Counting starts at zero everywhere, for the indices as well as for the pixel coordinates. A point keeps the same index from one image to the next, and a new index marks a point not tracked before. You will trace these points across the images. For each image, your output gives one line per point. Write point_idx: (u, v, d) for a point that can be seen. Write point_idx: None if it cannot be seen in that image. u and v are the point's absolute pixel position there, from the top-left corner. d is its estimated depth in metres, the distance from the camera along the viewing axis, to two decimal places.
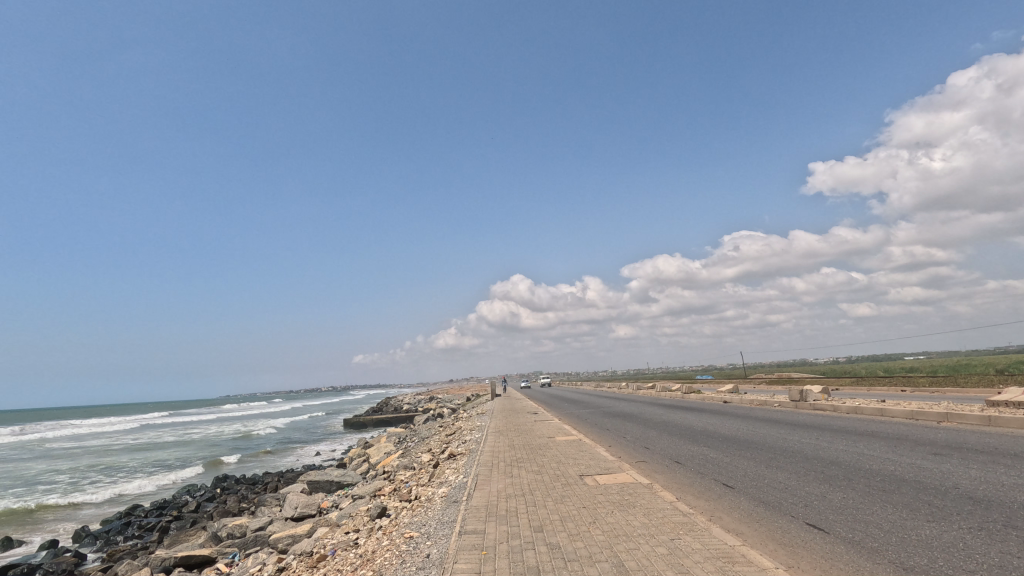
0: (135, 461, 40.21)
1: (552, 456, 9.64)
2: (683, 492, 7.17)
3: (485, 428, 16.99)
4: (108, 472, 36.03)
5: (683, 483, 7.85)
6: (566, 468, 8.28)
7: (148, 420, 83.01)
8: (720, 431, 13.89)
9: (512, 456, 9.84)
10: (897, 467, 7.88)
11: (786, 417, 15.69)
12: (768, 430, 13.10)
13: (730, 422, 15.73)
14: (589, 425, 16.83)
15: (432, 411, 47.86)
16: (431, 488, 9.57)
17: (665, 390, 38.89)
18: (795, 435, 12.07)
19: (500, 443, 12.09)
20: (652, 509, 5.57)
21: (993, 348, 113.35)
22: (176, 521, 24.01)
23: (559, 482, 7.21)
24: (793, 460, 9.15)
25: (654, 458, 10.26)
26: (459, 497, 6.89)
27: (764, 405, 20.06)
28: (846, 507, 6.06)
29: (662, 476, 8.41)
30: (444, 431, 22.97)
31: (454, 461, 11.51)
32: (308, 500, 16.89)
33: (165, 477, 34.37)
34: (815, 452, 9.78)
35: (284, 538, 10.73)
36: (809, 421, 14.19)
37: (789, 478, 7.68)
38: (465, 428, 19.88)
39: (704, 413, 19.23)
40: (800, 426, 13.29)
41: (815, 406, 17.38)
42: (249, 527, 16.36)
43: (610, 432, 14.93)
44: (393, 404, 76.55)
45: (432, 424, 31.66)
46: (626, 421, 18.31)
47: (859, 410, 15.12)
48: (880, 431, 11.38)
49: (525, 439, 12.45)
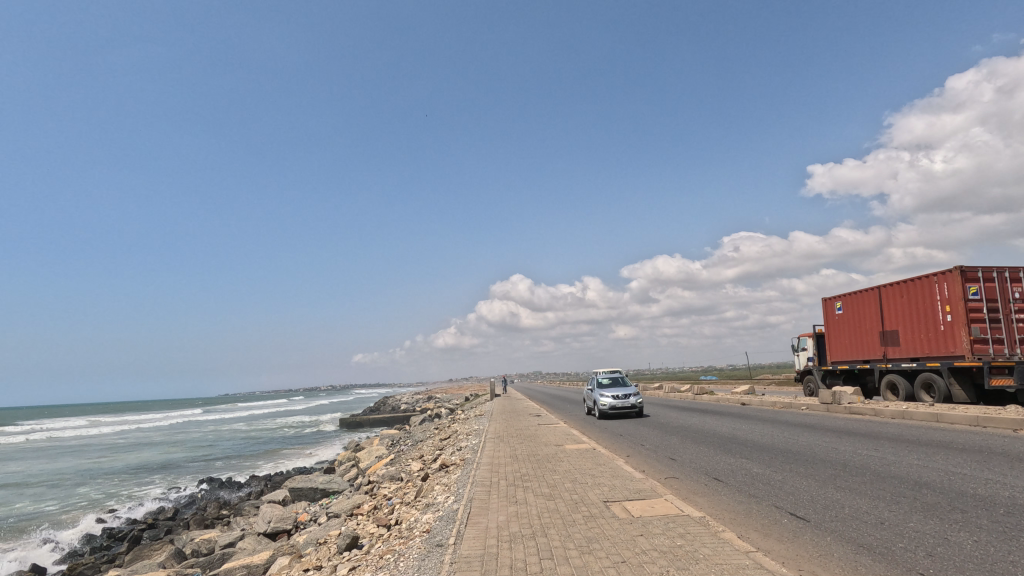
0: (119, 462, 38.39)
1: (565, 473, 7.80)
2: (743, 527, 5.42)
3: (483, 433, 15.25)
4: (87, 474, 34.18)
5: (738, 513, 6.03)
6: (585, 491, 6.43)
7: (142, 419, 81.19)
8: (754, 439, 12.08)
9: (516, 471, 8.06)
10: (1018, 493, 6.08)
11: (824, 422, 13.82)
12: (810, 439, 11.30)
13: (762, 428, 13.85)
14: (599, 430, 15.07)
15: (429, 411, 46.22)
16: (414, 512, 7.83)
17: (672, 390, 37.26)
18: (848, 446, 10.23)
19: (501, 453, 10.25)
20: (729, 571, 3.77)
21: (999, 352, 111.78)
22: (148, 530, 22.23)
23: (580, 516, 5.41)
24: (865, 481, 7.36)
25: (689, 475, 8.41)
26: (445, 538, 5.10)
27: (790, 409, 18.21)
28: (994, 560, 4.28)
29: (707, 503, 6.61)
30: (439, 435, 21.22)
31: (447, 475, 9.75)
32: (284, 512, 15.19)
33: (146, 480, 32.55)
34: (887, 469, 7.98)
35: (237, 569, 8.92)
36: (856, 428, 12.34)
37: (878, 509, 5.90)
38: (461, 432, 18.14)
39: (725, 417, 17.36)
40: (848, 435, 11.48)
41: (852, 410, 15.60)
42: (217, 544, 14.60)
43: (625, 439, 13.13)
44: (390, 403, 75.16)
45: (428, 427, 29.85)
46: (642, 426, 16.51)
47: (907, 415, 13.33)
48: (955, 443, 9.52)
49: (529, 449, 10.60)
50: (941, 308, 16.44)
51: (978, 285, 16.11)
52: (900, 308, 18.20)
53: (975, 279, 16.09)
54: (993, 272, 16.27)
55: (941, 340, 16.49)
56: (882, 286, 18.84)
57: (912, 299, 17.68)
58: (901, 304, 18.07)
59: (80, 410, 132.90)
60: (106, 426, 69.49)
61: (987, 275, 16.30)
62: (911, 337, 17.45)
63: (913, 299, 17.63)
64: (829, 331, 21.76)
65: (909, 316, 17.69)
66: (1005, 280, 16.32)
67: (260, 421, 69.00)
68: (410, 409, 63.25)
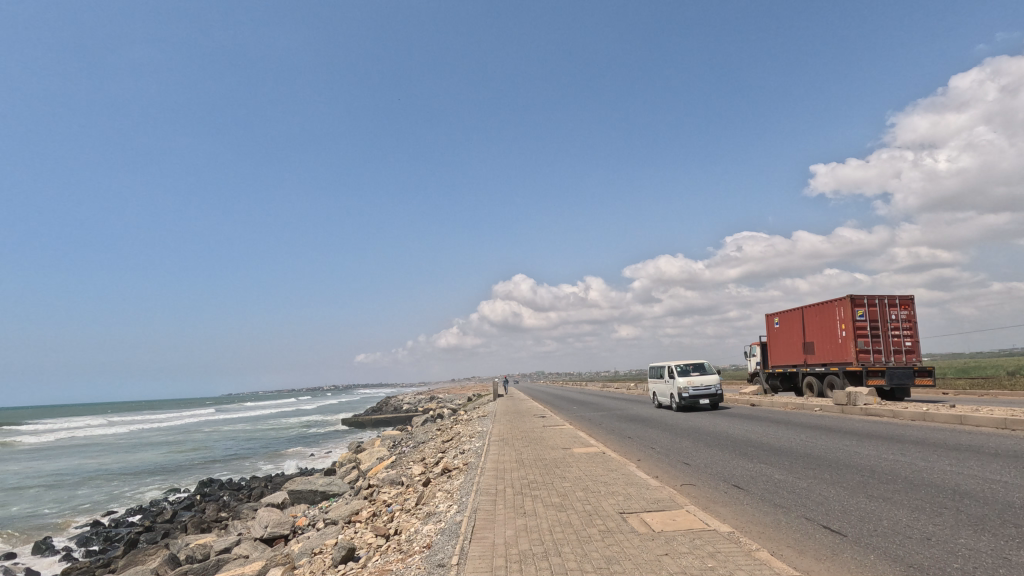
0: (118, 462, 37.98)
1: (575, 479, 7.32)
2: (776, 542, 4.95)
3: (486, 435, 14.79)
4: (85, 475, 33.79)
5: (766, 526, 5.56)
6: (599, 502, 6.02)
7: (144, 419, 80.86)
8: (770, 442, 11.55)
9: (522, 477, 7.60)
10: None
11: (841, 424, 13.28)
12: (831, 443, 10.78)
13: (777, 430, 13.29)
14: (607, 432, 14.59)
15: (431, 411, 45.92)
16: (414, 522, 7.36)
17: None
18: (872, 450, 9.71)
19: (506, 457, 9.76)
20: None
21: (1003, 351, 111.02)
22: (145, 533, 21.80)
23: (595, 530, 4.96)
24: (899, 489, 6.84)
25: (706, 482, 7.93)
26: (448, 556, 4.63)
27: (802, 411, 17.72)
28: None
29: (730, 514, 6.13)
30: (441, 436, 20.74)
31: (450, 480, 9.27)
32: (281, 516, 14.74)
33: (145, 482, 32.16)
34: (919, 475, 7.47)
35: None
36: (877, 431, 11.79)
37: (920, 522, 5.41)
38: (465, 434, 17.69)
39: (736, 419, 16.81)
40: (870, 438, 10.95)
41: (868, 411, 15.06)
42: (212, 550, 14.16)
43: (634, 442, 12.64)
44: (392, 403, 74.94)
45: (430, 428, 29.44)
46: (651, 428, 16.02)
47: (928, 417, 12.79)
48: (987, 447, 9.00)
49: (535, 453, 10.12)
50: (838, 326, 20.67)
51: (865, 308, 20.39)
52: (813, 324, 22.49)
53: (862, 304, 20.36)
54: (882, 297, 20.32)
55: (838, 350, 20.71)
56: (802, 307, 23.24)
57: (820, 318, 22.00)
58: (813, 321, 22.39)
59: (83, 411, 132.80)
60: (108, 427, 69.26)
61: (872, 301, 20.54)
62: (820, 348, 21.85)
63: (823, 318, 21.91)
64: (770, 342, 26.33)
65: (818, 331, 21.99)
66: (890, 304, 20.44)
67: (262, 421, 68.76)
68: (412, 409, 62.97)
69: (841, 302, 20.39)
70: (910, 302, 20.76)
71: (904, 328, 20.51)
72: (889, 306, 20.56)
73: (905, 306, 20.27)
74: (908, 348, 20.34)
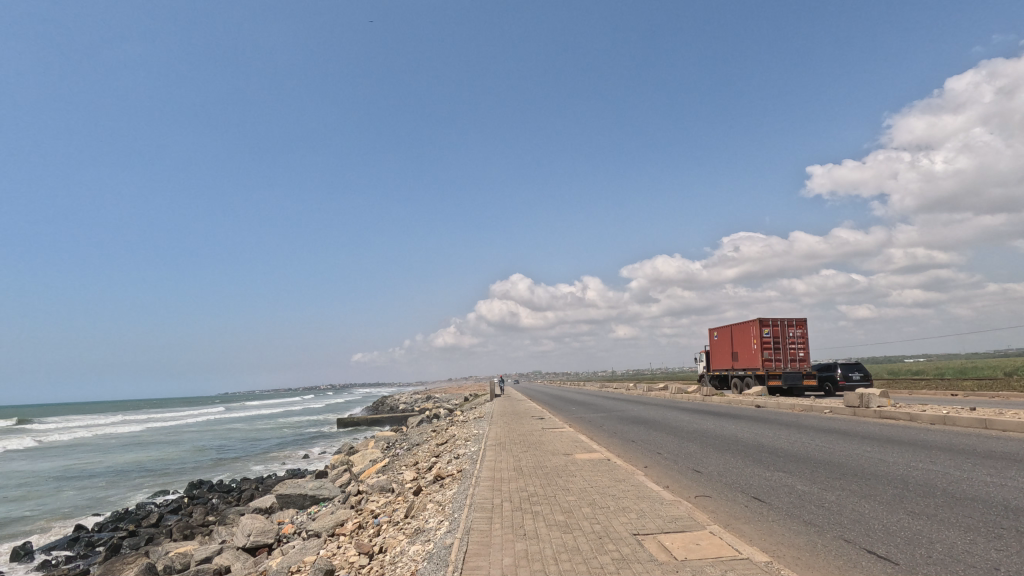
0: (107, 463, 37.05)
1: (580, 491, 6.60)
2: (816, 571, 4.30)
3: (482, 438, 14.09)
4: (72, 476, 32.91)
5: (800, 549, 4.91)
6: (609, 521, 5.34)
7: (137, 418, 79.83)
8: (782, 447, 10.92)
9: (522, 488, 6.91)
10: None
11: (856, 429, 12.62)
12: (847, 449, 10.17)
13: (790, 434, 12.64)
14: (609, 436, 13.95)
15: (428, 411, 45.20)
16: (400, 539, 6.62)
17: (675, 390, 36.36)
18: (896, 457, 9.07)
19: (503, 464, 9.05)
20: None
21: (1000, 353, 110.94)
22: (129, 538, 21.04)
23: (609, 558, 4.24)
24: (940, 503, 6.17)
25: (724, 494, 7.24)
26: None
27: (811, 413, 17.09)
28: None
29: (755, 533, 5.47)
30: (436, 438, 20.04)
31: (443, 489, 8.56)
32: (265, 522, 13.99)
33: (134, 483, 31.33)
34: (959, 487, 6.80)
35: None
36: (895, 436, 11.15)
37: (976, 546, 4.75)
38: (461, 436, 16.99)
39: (744, 422, 16.14)
40: (888, 443, 10.35)
41: (882, 414, 14.43)
42: (193, 558, 13.42)
43: (637, 446, 12.00)
44: (389, 403, 74.01)
45: (426, 429, 28.76)
46: (654, 431, 15.38)
47: (946, 420, 12.19)
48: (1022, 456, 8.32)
49: (535, 459, 9.42)
50: (751, 341, 28.61)
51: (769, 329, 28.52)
52: (738, 338, 30.59)
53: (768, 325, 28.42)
54: (782, 320, 28.48)
55: (751, 358, 28.83)
56: (731, 325, 31.48)
57: (743, 334, 29.98)
58: (739, 336, 30.45)
59: (78, 410, 131.77)
60: (100, 426, 68.17)
61: (775, 323, 28.66)
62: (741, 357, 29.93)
63: (744, 334, 30.06)
64: (714, 350, 34.65)
65: (741, 343, 29.93)
66: (789, 325, 28.71)
67: (258, 421, 67.98)
68: (410, 409, 62.44)
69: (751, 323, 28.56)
70: (805, 323, 28.95)
71: (799, 342, 28.55)
72: (788, 326, 28.72)
73: (799, 326, 28.51)
74: (802, 357, 28.43)
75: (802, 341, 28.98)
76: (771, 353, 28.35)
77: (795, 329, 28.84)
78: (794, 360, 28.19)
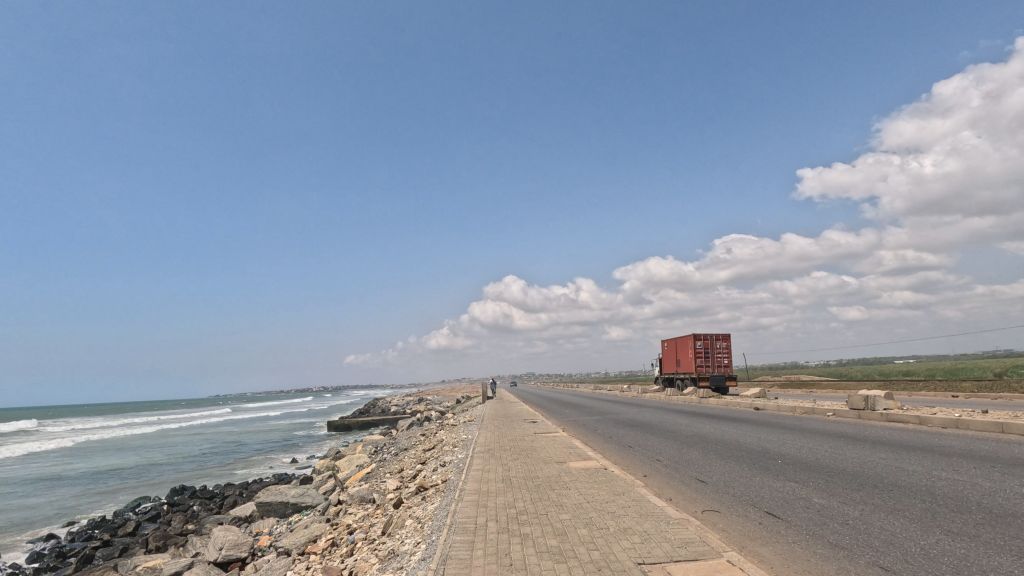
0: (87, 469, 35.93)
1: (576, 509, 5.84)
2: None
3: (470, 443, 13.36)
4: (48, 483, 31.73)
5: None
6: (609, 547, 4.59)
7: (124, 421, 78.41)
8: (789, 453, 10.26)
9: (511, 505, 6.15)
10: None
11: (863, 433, 11.97)
12: (859, 455, 9.52)
13: (795, 439, 11.98)
14: (603, 441, 13.27)
15: (419, 414, 44.63)
16: (369, 564, 5.86)
17: (669, 391, 35.87)
18: (915, 464, 8.40)
19: (491, 475, 8.28)
20: None
21: (987, 355, 112.16)
22: (103, 549, 20.04)
23: None
24: (979, 520, 5.50)
25: (734, 509, 6.54)
26: None
27: (814, 416, 16.46)
28: None
29: (778, 557, 4.79)
30: (425, 443, 19.22)
31: (424, 503, 7.81)
32: (240, 534, 13.10)
33: (114, 490, 30.25)
34: (998, 501, 6.11)
35: None
36: (910, 441, 10.50)
37: None
38: (449, 441, 16.21)
39: (745, 425, 15.45)
40: (904, 449, 9.67)
41: (889, 417, 13.81)
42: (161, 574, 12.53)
43: (635, 451, 11.32)
44: (381, 405, 73.06)
45: (415, 432, 28.03)
46: (650, 435, 14.70)
47: (962, 425, 11.54)
48: None
49: (525, 469, 8.68)
50: (687, 351, 34.72)
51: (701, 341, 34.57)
52: (679, 348, 36.72)
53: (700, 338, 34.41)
54: (711, 334, 34.47)
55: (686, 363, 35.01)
56: (674, 338, 37.79)
57: (682, 344, 36.04)
58: (679, 346, 36.53)
59: (67, 412, 130.17)
60: (86, 430, 66.93)
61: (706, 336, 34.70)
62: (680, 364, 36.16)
63: (681, 345, 36.28)
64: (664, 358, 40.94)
65: (680, 352, 35.99)
66: (717, 338, 34.80)
67: (246, 424, 66.87)
68: (400, 412, 61.57)
69: (687, 337, 34.64)
70: (729, 337, 34.98)
71: (724, 351, 34.82)
72: (716, 339, 34.71)
73: (724, 339, 34.59)
74: (726, 364, 34.56)
75: (727, 351, 35.08)
76: (703, 360, 34.28)
77: (721, 342, 34.94)
78: (720, 365, 34.39)
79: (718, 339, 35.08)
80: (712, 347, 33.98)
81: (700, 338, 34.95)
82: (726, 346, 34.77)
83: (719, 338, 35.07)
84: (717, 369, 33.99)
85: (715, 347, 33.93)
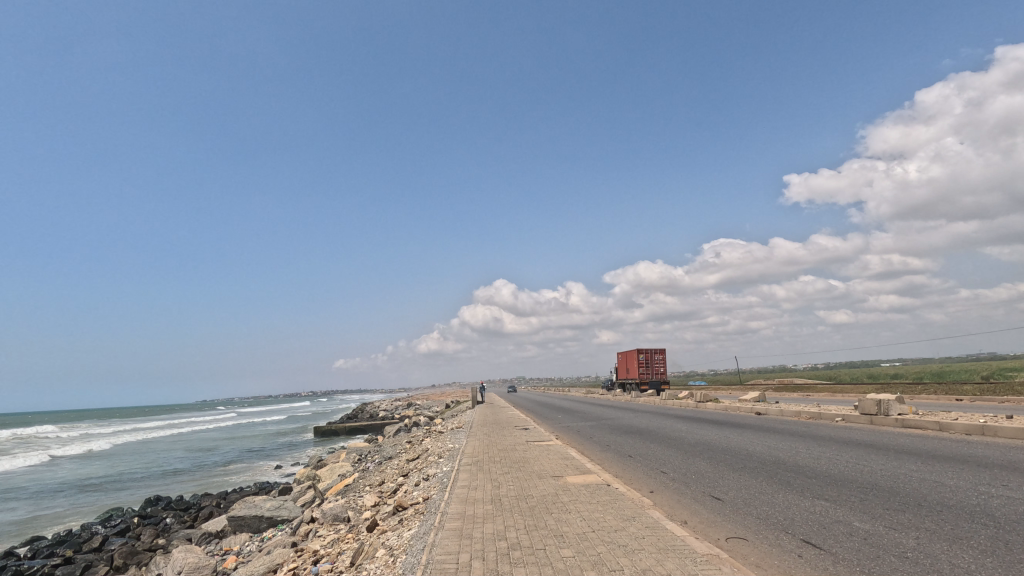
0: (58, 479, 34.21)
1: (582, 541, 4.80)
2: None
3: (456, 453, 12.36)
4: (11, 495, 30.05)
5: None
6: None
7: (105, 428, 76.40)
8: (808, 465, 9.30)
9: (503, 536, 5.08)
10: None
11: (882, 440, 11.08)
12: (887, 466, 8.57)
13: (809, 447, 11.04)
14: (601, 450, 12.26)
15: (407, 418, 43.85)
16: None
17: (660, 396, 35.25)
18: (956, 479, 7.44)
19: (478, 493, 7.23)
20: None
21: (976, 359, 113.18)
22: (64, 567, 18.61)
23: None
24: None
25: (764, 536, 5.55)
26: None
27: (822, 420, 15.69)
28: None
29: None
30: (411, 451, 18.08)
31: (400, 529, 6.75)
32: (202, 555, 11.90)
33: (84, 502, 28.65)
34: None
35: None
36: (939, 450, 9.58)
37: None
38: (436, 450, 15.12)
39: (750, 431, 14.50)
40: (938, 460, 8.72)
41: (904, 423, 12.99)
42: None
43: (637, 462, 10.34)
44: (369, 410, 72.05)
45: (401, 439, 27.00)
46: (650, 442, 13.73)
47: (991, 431, 10.65)
48: None
49: (518, 485, 7.69)
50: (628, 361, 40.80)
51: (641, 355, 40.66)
52: (625, 359, 42.79)
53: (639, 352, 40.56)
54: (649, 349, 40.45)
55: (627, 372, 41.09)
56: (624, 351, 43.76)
57: (629, 356, 42.58)
58: (626, 357, 43.02)
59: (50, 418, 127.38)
60: (64, 437, 64.85)
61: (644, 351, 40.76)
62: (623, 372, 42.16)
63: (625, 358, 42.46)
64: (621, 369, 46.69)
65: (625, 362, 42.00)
66: (654, 352, 40.68)
67: (230, 430, 65.25)
68: (387, 417, 60.56)
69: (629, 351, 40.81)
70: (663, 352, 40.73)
71: (661, 363, 40.59)
72: (653, 352, 40.63)
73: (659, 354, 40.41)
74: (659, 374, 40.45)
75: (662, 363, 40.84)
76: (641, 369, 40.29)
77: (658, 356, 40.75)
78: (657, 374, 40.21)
79: (655, 353, 40.71)
80: (651, 359, 40.21)
81: (641, 351, 41.01)
82: (664, 358, 41.27)
83: (659, 351, 41.19)
84: (654, 375, 40.08)
85: (654, 359, 40.34)
